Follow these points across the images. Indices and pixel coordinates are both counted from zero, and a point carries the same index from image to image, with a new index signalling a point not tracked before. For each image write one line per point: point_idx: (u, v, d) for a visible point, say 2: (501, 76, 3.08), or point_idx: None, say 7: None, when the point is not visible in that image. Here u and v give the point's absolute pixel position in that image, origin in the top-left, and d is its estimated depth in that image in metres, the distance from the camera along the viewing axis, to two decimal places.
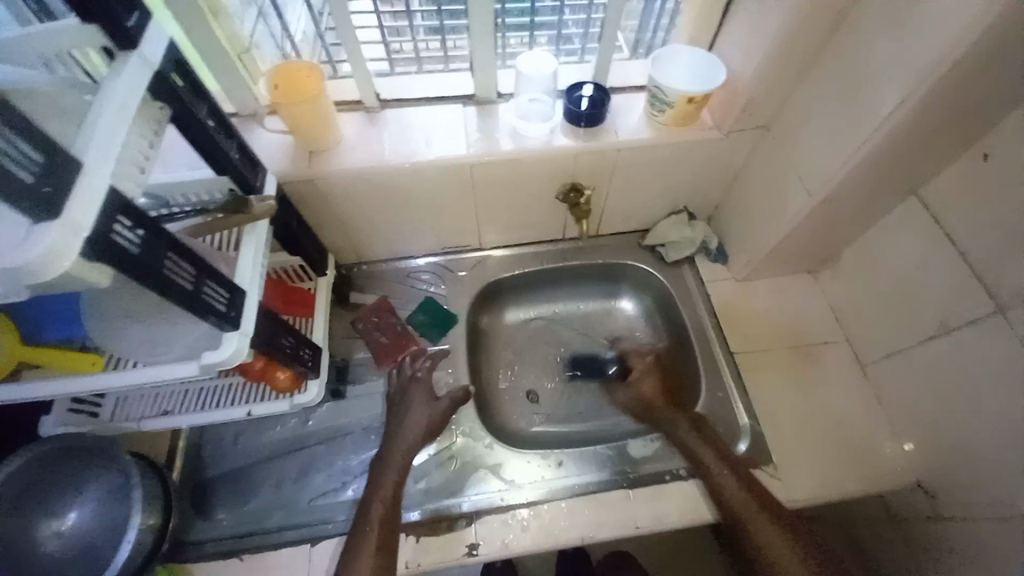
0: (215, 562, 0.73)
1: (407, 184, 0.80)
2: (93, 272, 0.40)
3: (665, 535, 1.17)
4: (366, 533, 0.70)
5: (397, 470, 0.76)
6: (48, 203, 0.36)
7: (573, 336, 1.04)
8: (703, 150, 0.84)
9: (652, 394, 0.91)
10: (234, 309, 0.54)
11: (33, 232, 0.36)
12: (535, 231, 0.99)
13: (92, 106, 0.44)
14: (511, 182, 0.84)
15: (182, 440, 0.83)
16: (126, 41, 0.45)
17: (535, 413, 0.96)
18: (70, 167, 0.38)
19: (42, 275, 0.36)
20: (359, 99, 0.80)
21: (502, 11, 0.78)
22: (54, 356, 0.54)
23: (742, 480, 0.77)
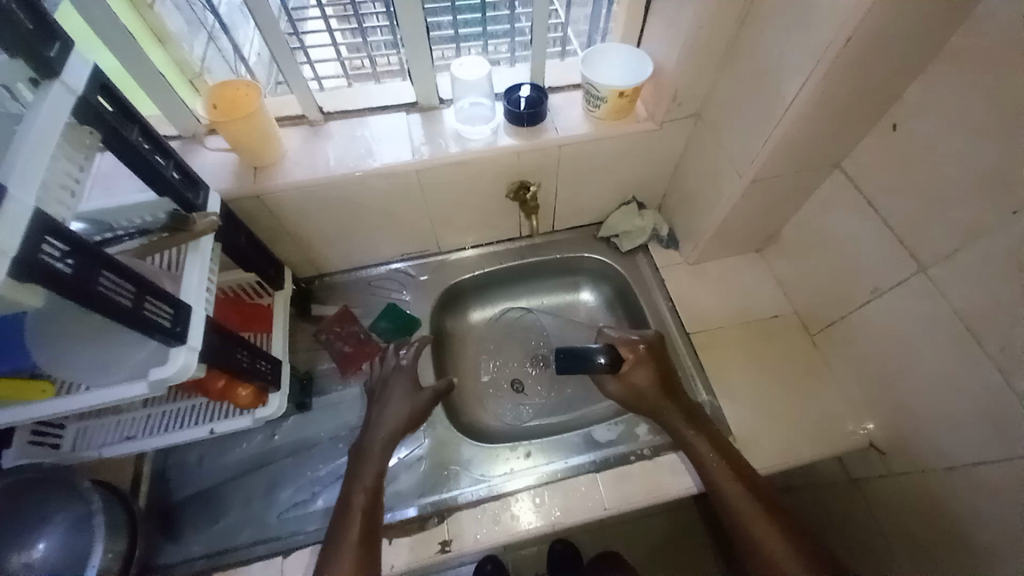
0: None
1: (356, 194, 0.81)
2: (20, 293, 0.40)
3: (650, 522, 1.18)
4: (348, 526, 0.67)
5: (377, 464, 0.74)
6: None
7: (546, 330, 1.07)
8: (642, 141, 0.88)
9: (644, 386, 0.87)
10: (179, 325, 0.55)
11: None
12: (492, 230, 1.01)
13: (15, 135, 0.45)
14: (461, 183, 0.86)
15: (146, 466, 0.82)
16: (48, 69, 0.45)
17: (519, 410, 0.98)
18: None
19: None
20: (302, 113, 0.81)
21: (453, 21, 0.82)
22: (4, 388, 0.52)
23: (734, 470, 0.76)
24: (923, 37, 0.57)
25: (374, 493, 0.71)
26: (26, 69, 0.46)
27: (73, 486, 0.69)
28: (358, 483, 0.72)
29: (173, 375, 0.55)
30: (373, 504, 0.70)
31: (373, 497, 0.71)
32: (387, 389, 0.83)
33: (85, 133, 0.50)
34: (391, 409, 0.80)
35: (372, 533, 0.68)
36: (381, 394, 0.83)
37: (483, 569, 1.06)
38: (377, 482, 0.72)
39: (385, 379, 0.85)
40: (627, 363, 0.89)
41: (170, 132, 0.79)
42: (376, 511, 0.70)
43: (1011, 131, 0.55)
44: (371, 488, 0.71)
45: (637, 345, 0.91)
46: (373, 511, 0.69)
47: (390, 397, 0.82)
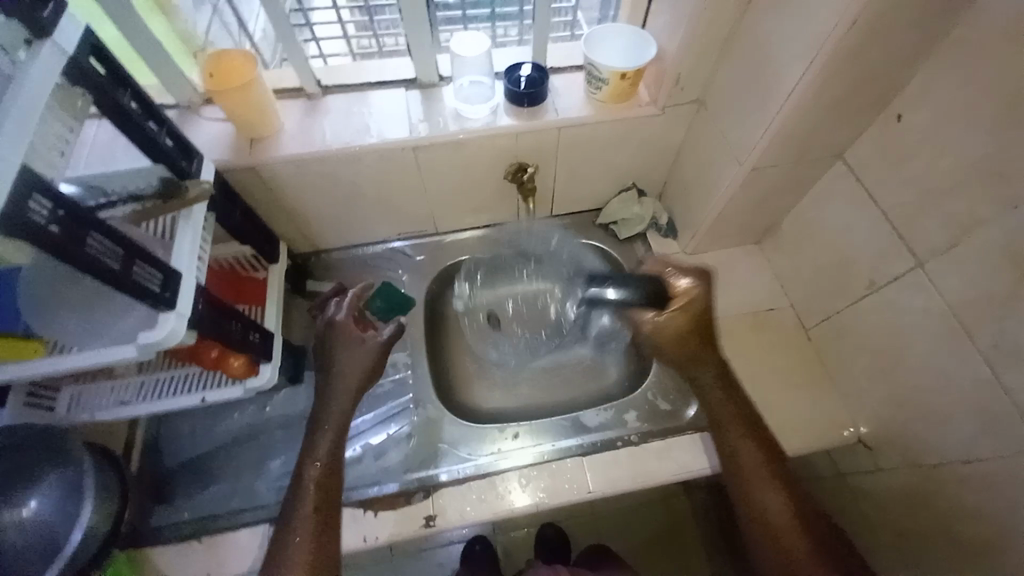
0: (173, 548, 0.74)
1: (352, 170, 0.81)
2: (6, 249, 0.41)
3: (643, 516, 1.18)
4: (295, 528, 0.66)
5: (321, 463, 0.71)
6: None
7: (535, 269, 1.06)
8: (643, 127, 0.87)
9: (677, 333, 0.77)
10: (169, 291, 0.56)
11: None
12: (488, 212, 1.00)
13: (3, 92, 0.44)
14: (458, 164, 0.86)
15: (139, 434, 0.83)
16: (41, 30, 0.45)
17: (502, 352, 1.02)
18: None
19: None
20: (300, 87, 0.81)
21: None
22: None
23: (761, 443, 0.74)
24: (925, 25, 0.56)
25: (322, 495, 0.69)
26: (21, 30, 0.46)
27: (59, 450, 0.68)
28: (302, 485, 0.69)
29: (160, 340, 0.55)
30: (326, 505, 0.68)
31: (321, 499, 0.68)
32: (333, 370, 0.77)
33: (77, 95, 0.50)
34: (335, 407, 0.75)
35: (328, 534, 0.67)
36: (331, 373, 0.77)
37: (473, 549, 1.07)
38: (327, 482, 0.70)
39: (329, 362, 0.78)
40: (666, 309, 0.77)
41: (168, 101, 0.79)
42: (328, 510, 0.68)
43: (1012, 125, 0.54)
44: (317, 489, 0.69)
45: (688, 286, 0.79)
46: (327, 513, 0.68)
47: (347, 378, 0.77)
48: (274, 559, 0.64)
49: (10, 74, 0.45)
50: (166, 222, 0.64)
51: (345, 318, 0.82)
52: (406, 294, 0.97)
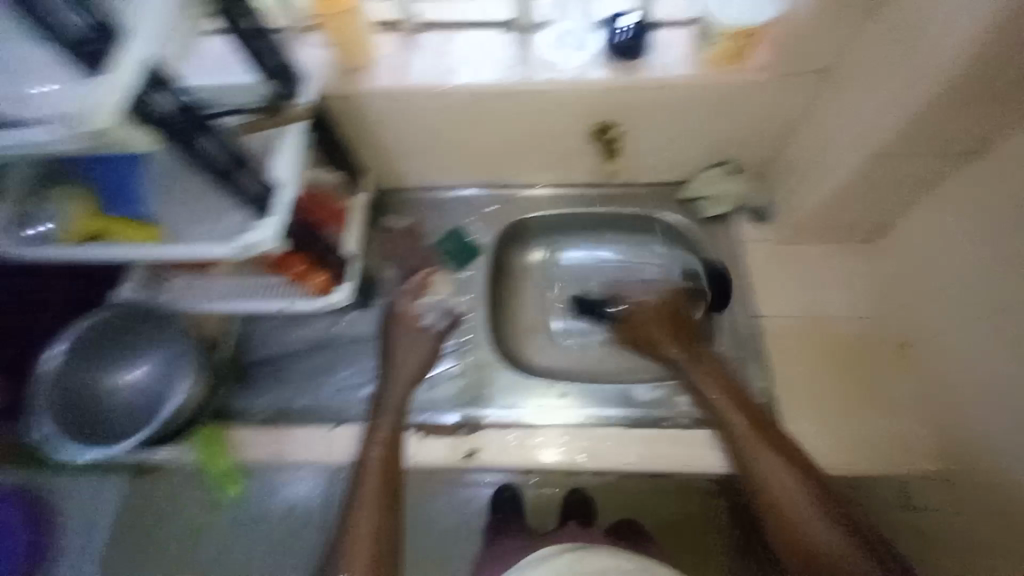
0: (250, 430, 0.85)
1: (438, 109, 0.82)
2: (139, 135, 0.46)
3: None
4: (359, 509, 0.75)
5: (382, 448, 0.79)
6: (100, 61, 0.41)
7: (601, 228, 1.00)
8: (751, 94, 0.79)
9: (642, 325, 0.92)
10: (265, 197, 0.61)
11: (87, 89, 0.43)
12: (566, 171, 0.97)
13: None
14: (541, 115, 0.84)
15: (232, 329, 0.94)
16: None
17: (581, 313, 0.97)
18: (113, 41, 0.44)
19: (86, 126, 0.42)
20: (399, 21, 0.82)
21: None
22: (124, 231, 0.66)
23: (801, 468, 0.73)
24: None
25: (383, 475, 0.77)
26: None
27: (167, 325, 0.82)
28: (366, 466, 0.78)
29: (253, 239, 0.61)
30: (387, 487, 0.77)
31: (382, 479, 0.77)
32: (393, 365, 0.87)
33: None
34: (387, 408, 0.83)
35: (387, 516, 0.76)
36: (392, 363, 0.87)
37: None
38: (386, 468, 0.78)
39: (392, 349, 0.89)
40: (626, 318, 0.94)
41: None
42: (388, 493, 0.77)
43: None
44: (379, 470, 0.78)
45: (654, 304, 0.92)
46: (388, 496, 0.77)
47: (405, 369, 0.87)
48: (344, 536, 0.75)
49: None
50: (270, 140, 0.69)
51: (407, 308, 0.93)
52: (475, 242, 0.99)
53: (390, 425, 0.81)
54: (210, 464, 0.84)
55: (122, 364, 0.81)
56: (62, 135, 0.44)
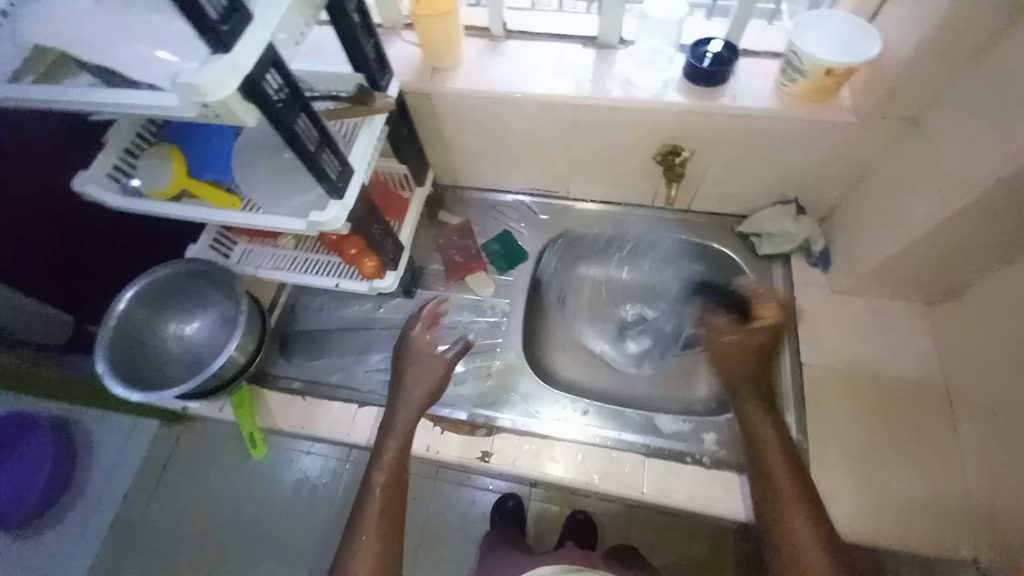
0: (283, 396, 0.89)
1: (508, 114, 0.84)
2: (242, 108, 0.49)
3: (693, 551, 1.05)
4: (361, 537, 0.70)
5: (389, 469, 0.75)
6: (223, 39, 0.44)
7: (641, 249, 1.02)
8: (831, 135, 0.77)
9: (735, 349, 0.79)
10: (341, 182, 0.64)
11: (210, 63, 0.45)
12: (624, 189, 0.97)
13: None
14: (609, 131, 0.84)
15: (282, 296, 0.98)
16: None
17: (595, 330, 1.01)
18: (240, 21, 0.46)
19: (205, 99, 0.45)
20: (487, 26, 0.84)
21: None
22: (203, 190, 0.72)
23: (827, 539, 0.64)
24: None
25: (389, 498, 0.73)
26: None
27: (231, 288, 0.86)
28: (372, 488, 0.74)
29: (322, 220, 0.64)
30: (392, 512, 0.72)
31: (388, 502, 0.73)
32: (402, 388, 0.80)
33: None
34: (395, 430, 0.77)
35: (390, 546, 0.70)
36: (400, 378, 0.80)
37: (505, 504, 1.07)
38: (392, 492, 0.74)
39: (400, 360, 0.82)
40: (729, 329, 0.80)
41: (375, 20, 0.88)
42: (393, 519, 0.73)
43: None
44: (385, 493, 0.73)
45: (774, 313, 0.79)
46: (391, 522, 0.72)
47: (415, 390, 0.79)
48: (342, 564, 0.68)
49: None
50: (350, 130, 0.73)
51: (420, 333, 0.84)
52: (522, 247, 1.00)
53: (398, 446, 0.76)
54: (242, 423, 0.86)
55: (188, 316, 0.88)
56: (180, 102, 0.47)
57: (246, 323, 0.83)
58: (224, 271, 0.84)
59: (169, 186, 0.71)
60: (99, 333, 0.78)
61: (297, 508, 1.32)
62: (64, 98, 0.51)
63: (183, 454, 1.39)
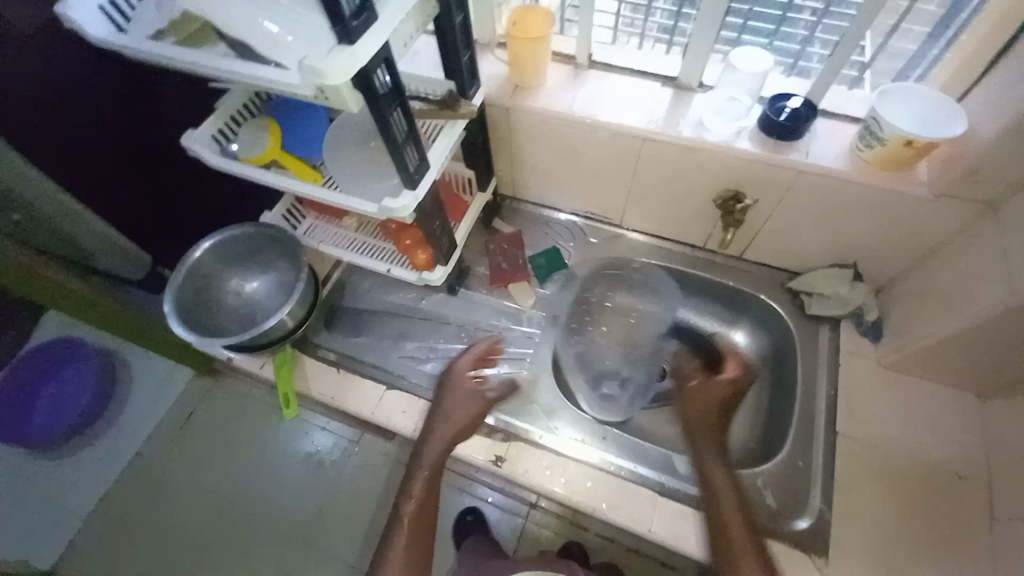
0: (320, 365, 0.92)
1: (579, 139, 0.88)
2: (350, 95, 0.54)
3: None
4: (398, 534, 0.81)
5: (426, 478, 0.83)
6: (349, 34, 0.49)
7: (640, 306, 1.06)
8: (901, 205, 0.76)
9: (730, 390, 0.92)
10: (417, 174, 0.69)
11: (334, 50, 0.50)
12: (677, 227, 0.98)
13: None
14: (674, 169, 0.86)
15: (336, 273, 1.04)
16: None
17: (582, 372, 1.00)
18: (366, 19, 0.51)
19: (322, 79, 0.50)
20: (573, 55, 0.89)
21: (749, 14, 0.80)
22: (291, 163, 0.78)
23: None
24: None
25: (422, 502, 0.83)
26: None
27: (296, 257, 0.90)
28: (410, 492, 0.84)
29: (394, 204, 0.69)
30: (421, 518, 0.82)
31: (422, 506, 0.83)
32: (440, 410, 0.84)
33: (433, 6, 0.63)
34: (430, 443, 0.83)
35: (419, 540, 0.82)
36: (439, 405, 0.85)
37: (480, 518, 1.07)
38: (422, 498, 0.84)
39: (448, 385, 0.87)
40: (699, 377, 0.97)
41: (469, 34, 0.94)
42: (422, 521, 0.83)
43: None
44: (419, 497, 0.84)
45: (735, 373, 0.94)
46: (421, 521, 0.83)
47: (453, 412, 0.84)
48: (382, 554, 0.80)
49: None
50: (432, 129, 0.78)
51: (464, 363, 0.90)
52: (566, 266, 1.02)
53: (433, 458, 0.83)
54: (280, 382, 0.89)
55: (255, 273, 0.94)
56: (299, 80, 0.52)
57: (300, 293, 0.86)
58: (295, 242, 0.90)
59: (263, 155, 0.78)
60: (176, 273, 0.86)
61: (303, 479, 1.36)
62: (195, 61, 0.57)
63: (210, 405, 1.46)
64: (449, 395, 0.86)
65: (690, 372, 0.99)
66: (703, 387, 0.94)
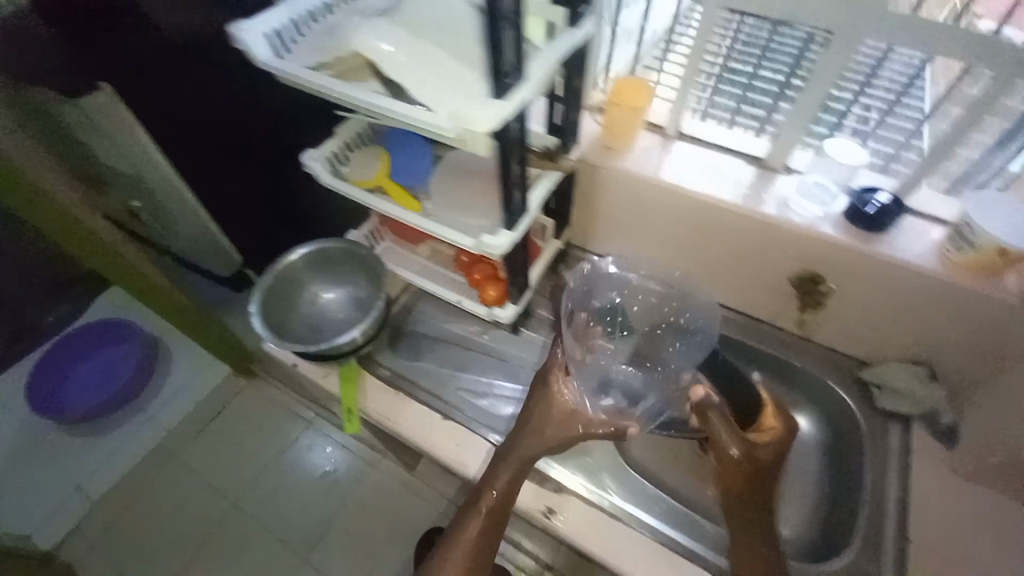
0: (378, 384, 0.92)
1: (661, 203, 0.92)
2: (486, 140, 0.58)
3: None
4: (471, 526, 0.76)
5: (507, 476, 0.77)
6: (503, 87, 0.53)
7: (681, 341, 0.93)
8: (988, 309, 0.76)
9: (771, 441, 0.78)
10: (516, 215, 0.73)
11: (488, 103, 0.55)
12: (747, 300, 0.99)
13: (535, 50, 0.63)
14: (752, 243, 0.89)
15: (403, 297, 1.07)
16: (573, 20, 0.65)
17: (589, 380, 0.85)
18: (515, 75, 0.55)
19: (473, 127, 0.54)
20: (662, 125, 0.94)
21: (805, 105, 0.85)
22: (395, 191, 0.84)
23: None
24: None
25: (499, 500, 0.76)
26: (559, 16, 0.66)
27: (375, 275, 0.94)
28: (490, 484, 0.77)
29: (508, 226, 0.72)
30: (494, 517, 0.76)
31: (498, 503, 0.76)
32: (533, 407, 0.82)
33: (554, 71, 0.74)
34: (516, 453, 0.78)
35: (485, 544, 0.76)
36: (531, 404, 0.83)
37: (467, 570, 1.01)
38: (498, 504, 0.76)
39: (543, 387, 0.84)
40: (738, 437, 0.75)
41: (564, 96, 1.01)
42: (495, 521, 0.77)
43: None
44: (499, 493, 0.77)
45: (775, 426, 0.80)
46: (490, 530, 0.76)
47: (543, 427, 0.80)
48: (448, 542, 0.76)
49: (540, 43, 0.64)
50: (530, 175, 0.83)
51: (561, 385, 0.83)
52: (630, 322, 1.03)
53: (517, 466, 0.77)
54: (345, 399, 0.90)
55: (338, 282, 0.98)
56: (447, 126, 0.56)
57: (378, 312, 0.89)
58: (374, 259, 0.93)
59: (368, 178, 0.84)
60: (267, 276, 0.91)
61: (313, 493, 1.48)
62: (343, 92, 0.62)
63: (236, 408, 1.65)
64: (543, 397, 0.83)
65: (725, 429, 0.75)
66: (742, 452, 0.75)
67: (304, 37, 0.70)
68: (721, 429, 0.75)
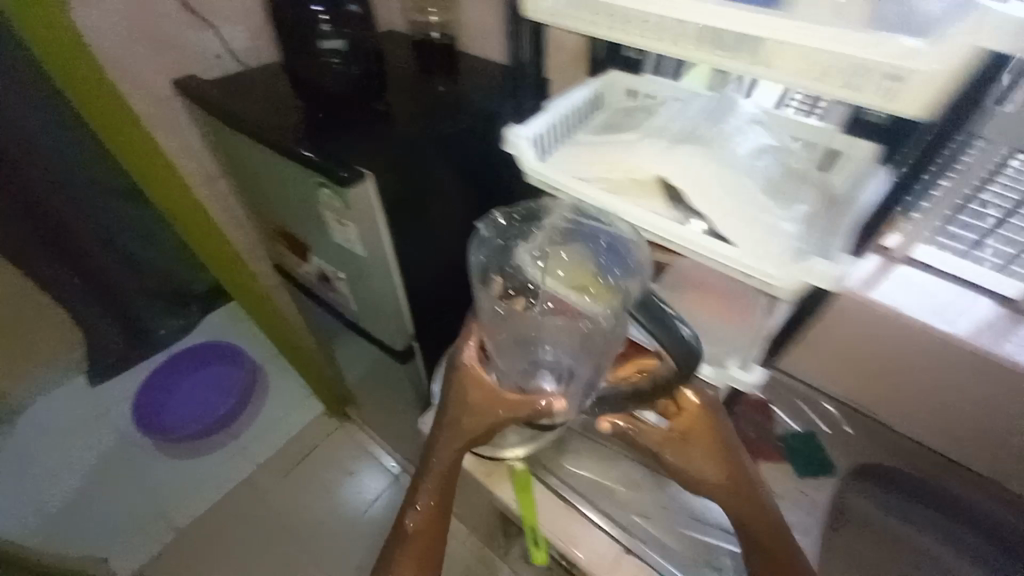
0: (549, 497, 0.84)
1: (887, 334, 0.83)
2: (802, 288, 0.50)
3: None
4: (400, 560, 0.64)
5: (435, 488, 0.66)
6: None
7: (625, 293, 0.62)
8: None
9: (699, 431, 0.64)
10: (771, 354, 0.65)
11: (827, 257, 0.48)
12: (973, 447, 0.86)
13: (849, 192, 0.56)
14: (1009, 397, 0.76)
15: None
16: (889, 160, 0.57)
17: (515, 361, 0.69)
18: None
19: (811, 280, 0.48)
20: (888, 245, 0.85)
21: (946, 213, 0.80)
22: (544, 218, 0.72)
23: None
24: None
25: (430, 518, 0.65)
26: (871, 152, 0.58)
27: None
28: (414, 501, 0.66)
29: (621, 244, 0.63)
30: (430, 536, 0.65)
31: (429, 521, 0.65)
32: (445, 400, 0.67)
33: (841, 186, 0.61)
34: (437, 458, 0.66)
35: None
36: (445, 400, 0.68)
37: None
38: (430, 523, 0.66)
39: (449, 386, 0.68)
40: (668, 440, 0.66)
41: None
42: (429, 546, 0.65)
43: None
44: (427, 510, 0.66)
45: (695, 407, 0.64)
46: (424, 563, 0.65)
47: (460, 418, 0.66)
48: None
49: (850, 180, 0.57)
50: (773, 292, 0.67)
51: (478, 370, 0.67)
52: (828, 460, 0.90)
53: (440, 474, 0.66)
54: (528, 517, 0.80)
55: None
56: (777, 274, 0.49)
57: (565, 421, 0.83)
58: None
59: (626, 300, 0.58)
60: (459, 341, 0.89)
61: (364, 534, 1.55)
62: (622, 208, 0.57)
63: (326, 447, 1.72)
64: (456, 394, 0.66)
65: (651, 434, 0.66)
66: (676, 460, 0.65)
67: (558, 142, 0.68)
68: (648, 439, 0.67)
